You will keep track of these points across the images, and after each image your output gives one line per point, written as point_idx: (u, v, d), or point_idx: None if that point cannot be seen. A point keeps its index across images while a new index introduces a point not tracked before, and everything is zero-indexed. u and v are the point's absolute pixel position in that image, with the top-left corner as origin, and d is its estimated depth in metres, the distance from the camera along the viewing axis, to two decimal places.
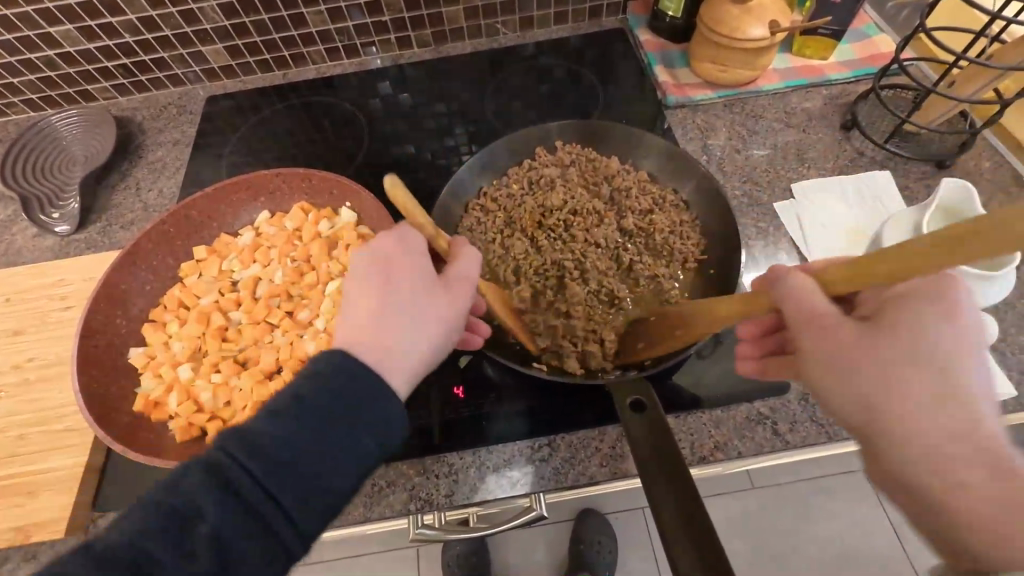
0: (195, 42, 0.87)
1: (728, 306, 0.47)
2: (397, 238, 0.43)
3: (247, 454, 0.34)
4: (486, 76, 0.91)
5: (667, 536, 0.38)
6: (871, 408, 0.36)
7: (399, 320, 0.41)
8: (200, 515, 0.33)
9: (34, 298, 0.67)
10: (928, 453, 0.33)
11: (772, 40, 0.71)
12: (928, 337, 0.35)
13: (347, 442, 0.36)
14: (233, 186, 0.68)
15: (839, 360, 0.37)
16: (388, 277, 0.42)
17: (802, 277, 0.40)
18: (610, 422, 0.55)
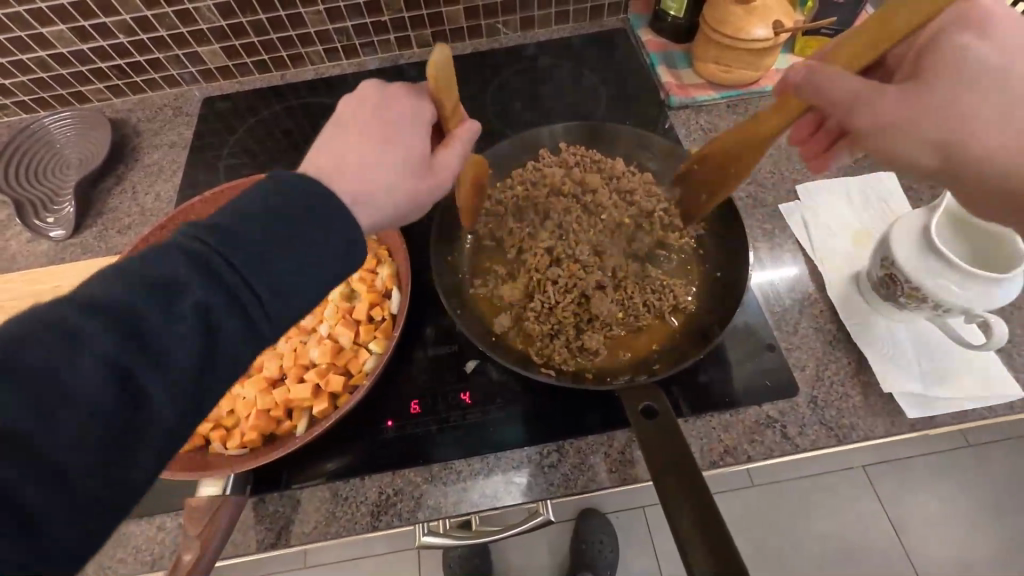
0: (191, 43, 0.85)
1: (767, 121, 0.52)
2: (412, 106, 0.46)
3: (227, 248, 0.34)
4: (487, 76, 0.90)
5: (684, 544, 0.38)
6: (947, 143, 0.41)
7: (378, 162, 0.42)
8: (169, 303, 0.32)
9: (29, 306, 0.66)
10: (1021, 155, 0.40)
11: (776, 41, 0.71)
12: (974, 59, 0.42)
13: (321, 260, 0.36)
14: (233, 189, 0.67)
15: (901, 107, 0.42)
16: (372, 121, 0.44)
17: (815, 68, 0.45)
18: (619, 427, 0.54)
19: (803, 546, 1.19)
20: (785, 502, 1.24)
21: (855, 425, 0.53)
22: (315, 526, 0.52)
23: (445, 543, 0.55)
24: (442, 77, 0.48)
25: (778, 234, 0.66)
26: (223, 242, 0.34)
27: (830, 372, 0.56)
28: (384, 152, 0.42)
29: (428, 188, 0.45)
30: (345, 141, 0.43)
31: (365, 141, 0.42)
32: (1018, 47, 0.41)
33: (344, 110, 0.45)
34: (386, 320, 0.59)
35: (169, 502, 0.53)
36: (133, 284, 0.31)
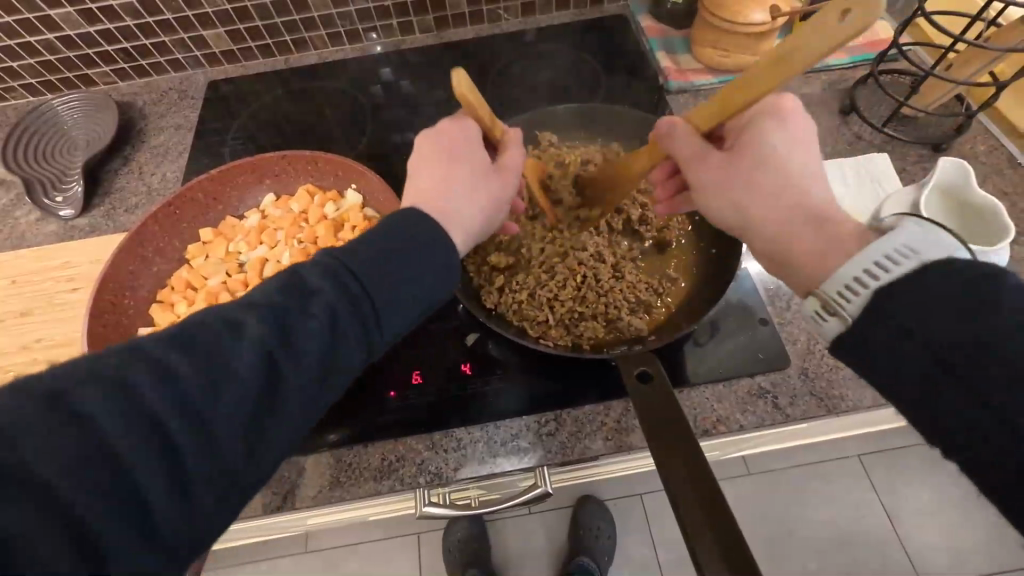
0: (196, 26, 0.86)
1: (639, 159, 0.54)
2: (458, 125, 0.47)
3: (346, 256, 0.38)
4: (488, 61, 0.91)
5: (675, 494, 0.40)
6: (741, 206, 0.45)
7: (454, 181, 0.45)
8: (304, 299, 0.35)
9: (39, 281, 0.67)
10: (785, 229, 0.42)
11: (772, 25, 0.73)
12: (772, 146, 0.44)
13: (427, 263, 0.40)
14: (238, 168, 0.68)
15: (716, 176, 0.46)
16: (442, 155, 0.46)
17: (677, 121, 0.47)
18: (615, 397, 0.56)
19: (800, 533, 1.21)
20: (780, 489, 1.26)
21: (844, 396, 0.55)
22: (320, 491, 0.54)
23: (445, 514, 0.57)
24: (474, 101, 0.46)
25: None
26: (315, 270, 0.37)
27: (821, 345, 0.58)
28: (456, 169, 0.46)
29: (500, 189, 0.48)
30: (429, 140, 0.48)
31: (435, 164, 0.46)
32: (806, 146, 0.44)
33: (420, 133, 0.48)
34: None
35: None
36: (296, 279, 0.36)
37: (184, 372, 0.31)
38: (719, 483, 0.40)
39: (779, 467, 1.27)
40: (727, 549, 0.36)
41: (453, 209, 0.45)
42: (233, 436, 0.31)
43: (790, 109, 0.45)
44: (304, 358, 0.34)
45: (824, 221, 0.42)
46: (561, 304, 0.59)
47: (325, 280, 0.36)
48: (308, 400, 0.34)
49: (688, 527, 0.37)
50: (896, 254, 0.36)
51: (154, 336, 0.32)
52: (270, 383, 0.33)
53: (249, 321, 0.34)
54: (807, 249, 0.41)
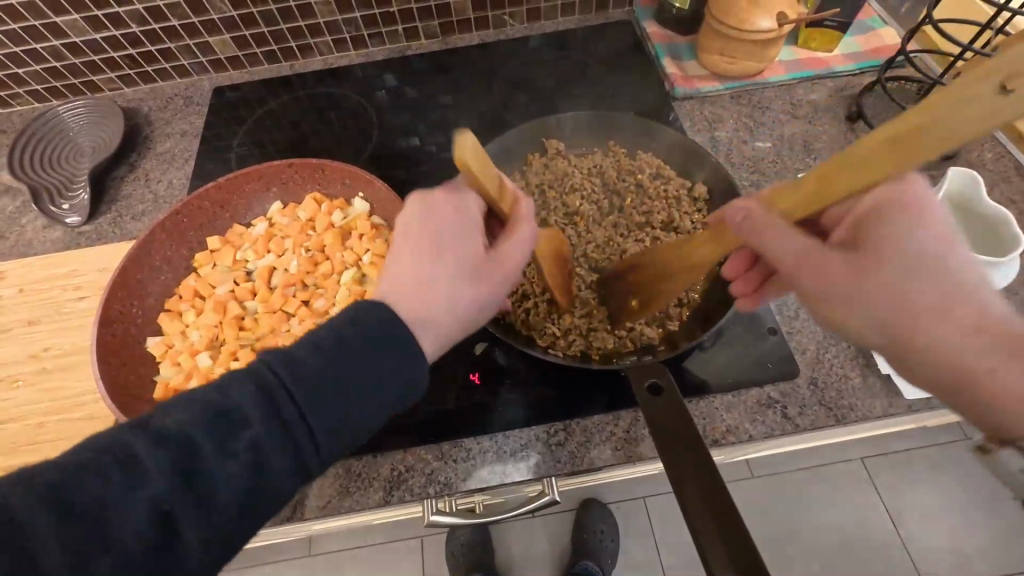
0: (202, 33, 0.86)
1: (699, 249, 0.50)
2: (456, 206, 0.43)
3: (286, 372, 0.35)
4: (494, 67, 0.91)
5: (687, 505, 0.40)
6: (890, 327, 0.42)
7: (435, 281, 0.41)
8: (227, 436, 0.33)
9: (47, 289, 0.67)
10: (952, 353, 0.40)
11: (779, 32, 0.73)
12: (913, 250, 0.42)
13: (372, 381, 0.37)
14: (246, 176, 0.68)
15: (851, 292, 0.42)
16: (427, 232, 0.42)
17: (757, 208, 0.44)
18: (624, 407, 0.56)
19: (804, 537, 1.21)
20: (784, 493, 1.25)
21: (854, 406, 0.54)
22: (329, 501, 0.53)
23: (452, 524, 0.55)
24: (481, 173, 0.42)
25: None
26: (242, 392, 0.34)
27: (830, 355, 0.58)
28: (444, 270, 0.42)
29: (486, 289, 0.44)
30: (419, 217, 0.43)
31: (420, 250, 0.42)
32: (945, 238, 0.42)
33: (405, 208, 0.44)
34: None
35: None
36: (223, 401, 0.33)
37: (113, 494, 0.29)
38: (729, 489, 0.40)
39: (783, 471, 1.27)
40: (739, 555, 0.36)
41: (439, 307, 0.41)
42: (137, 573, 0.29)
43: (920, 205, 0.43)
44: (219, 500, 0.32)
45: (1006, 327, 0.39)
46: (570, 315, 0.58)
47: (279, 386, 0.34)
48: (216, 547, 0.32)
49: (702, 539, 0.37)
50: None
51: (49, 475, 0.29)
52: (172, 534, 0.30)
53: (155, 460, 0.31)
54: (988, 381, 0.38)
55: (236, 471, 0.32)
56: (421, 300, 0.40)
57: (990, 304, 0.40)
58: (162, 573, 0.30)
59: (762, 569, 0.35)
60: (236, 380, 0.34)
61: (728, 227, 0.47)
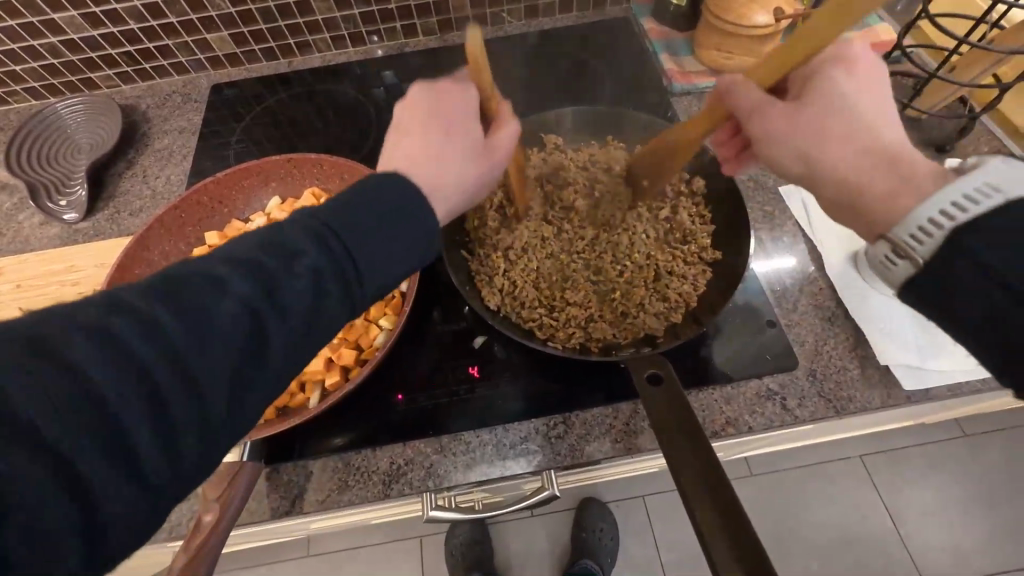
0: (200, 30, 0.86)
1: (698, 124, 0.53)
2: (459, 91, 0.46)
3: (306, 226, 0.35)
4: (492, 64, 0.92)
5: (687, 491, 0.40)
6: (807, 155, 0.41)
7: (446, 150, 0.43)
8: (256, 276, 0.32)
9: (44, 285, 0.67)
10: (855, 175, 0.38)
11: (776, 27, 0.74)
12: (841, 94, 0.41)
13: (395, 235, 0.36)
14: (244, 171, 0.68)
15: (783, 128, 0.42)
16: (432, 114, 0.44)
17: (738, 78, 0.45)
18: (623, 400, 0.56)
19: (803, 534, 1.21)
20: (784, 490, 1.25)
21: (853, 398, 0.55)
22: (328, 494, 0.53)
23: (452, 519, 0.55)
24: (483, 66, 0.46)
25: (778, 216, 0.67)
26: (267, 242, 0.34)
27: (828, 347, 0.58)
28: (449, 139, 0.44)
29: (489, 168, 0.46)
30: (406, 114, 0.45)
31: (432, 126, 0.44)
32: (874, 89, 0.41)
33: (406, 97, 0.46)
34: (395, 298, 0.61)
35: None
36: (248, 250, 0.33)
37: (148, 324, 0.29)
38: (731, 484, 0.39)
39: (783, 468, 1.27)
40: (742, 550, 0.36)
41: (450, 179, 0.43)
42: (175, 399, 0.29)
43: (857, 58, 0.42)
44: (254, 334, 0.31)
45: (901, 155, 0.38)
46: (569, 308, 0.58)
47: (303, 238, 0.34)
48: (257, 382, 0.32)
49: (702, 525, 0.38)
50: (984, 189, 0.32)
51: (81, 309, 0.29)
52: (212, 365, 0.30)
53: (188, 295, 0.30)
54: (876, 192, 0.38)
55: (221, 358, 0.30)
56: (430, 172, 0.42)
57: (895, 138, 0.39)
58: (208, 401, 0.30)
59: (764, 563, 0.35)
60: (257, 237, 0.34)
61: (718, 96, 0.48)
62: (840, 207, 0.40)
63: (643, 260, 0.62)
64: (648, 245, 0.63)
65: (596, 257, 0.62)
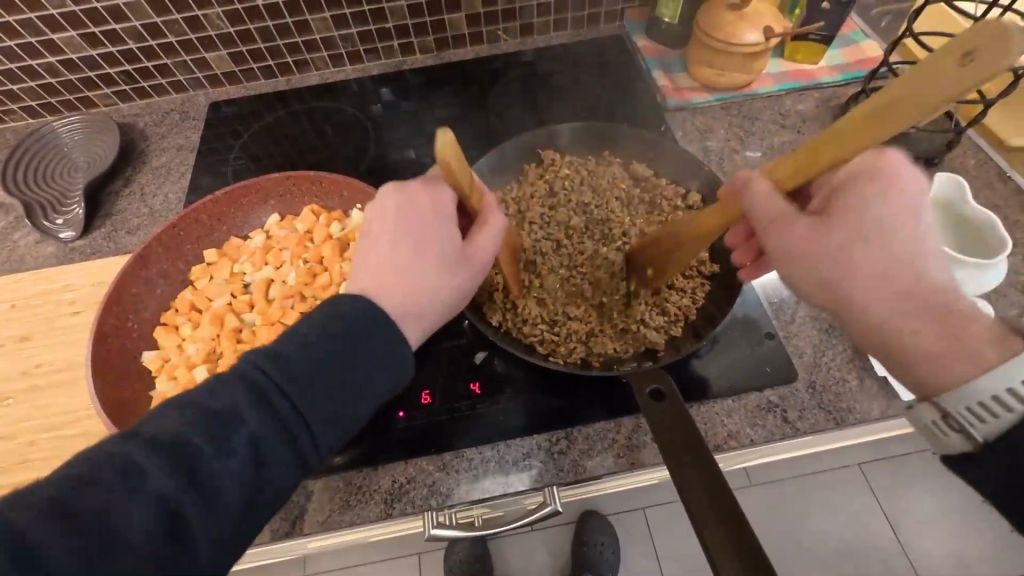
0: (198, 49, 0.87)
1: (708, 218, 0.50)
2: (432, 200, 0.43)
3: (274, 366, 0.35)
4: (489, 81, 0.93)
5: (693, 510, 0.39)
6: (831, 285, 0.41)
7: (417, 273, 0.42)
8: (225, 430, 0.33)
9: (40, 305, 0.66)
10: (896, 325, 0.39)
11: (766, 45, 0.76)
12: (875, 218, 0.39)
13: (363, 363, 0.38)
14: (243, 190, 0.68)
15: (817, 249, 0.41)
16: (406, 228, 0.42)
17: (755, 177, 0.44)
18: (626, 415, 0.56)
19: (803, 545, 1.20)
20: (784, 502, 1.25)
21: (852, 409, 0.55)
22: (329, 515, 0.53)
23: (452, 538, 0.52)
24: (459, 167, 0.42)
25: None
26: (236, 386, 0.35)
27: (827, 358, 0.58)
28: (419, 258, 0.42)
29: (465, 278, 0.45)
30: (376, 221, 0.44)
31: (400, 245, 0.42)
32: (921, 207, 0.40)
33: (381, 198, 0.44)
34: None
35: None
36: (220, 401, 0.34)
37: (115, 498, 0.29)
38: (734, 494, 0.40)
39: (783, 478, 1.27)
40: (747, 560, 0.36)
41: (422, 301, 0.42)
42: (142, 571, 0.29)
43: (893, 173, 0.41)
44: (224, 487, 0.32)
45: (944, 294, 0.38)
46: (569, 323, 0.58)
47: (271, 383, 0.35)
48: (232, 528, 0.32)
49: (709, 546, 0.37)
50: (1010, 395, 0.35)
51: (44, 495, 0.29)
52: (180, 531, 0.30)
53: (156, 465, 0.31)
54: (920, 346, 0.38)
55: (238, 465, 0.33)
56: (405, 289, 0.41)
57: (936, 271, 0.39)
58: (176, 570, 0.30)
59: None
60: (228, 383, 0.35)
61: (733, 194, 0.47)
62: (877, 351, 0.41)
63: (640, 277, 0.62)
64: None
65: (596, 273, 0.62)
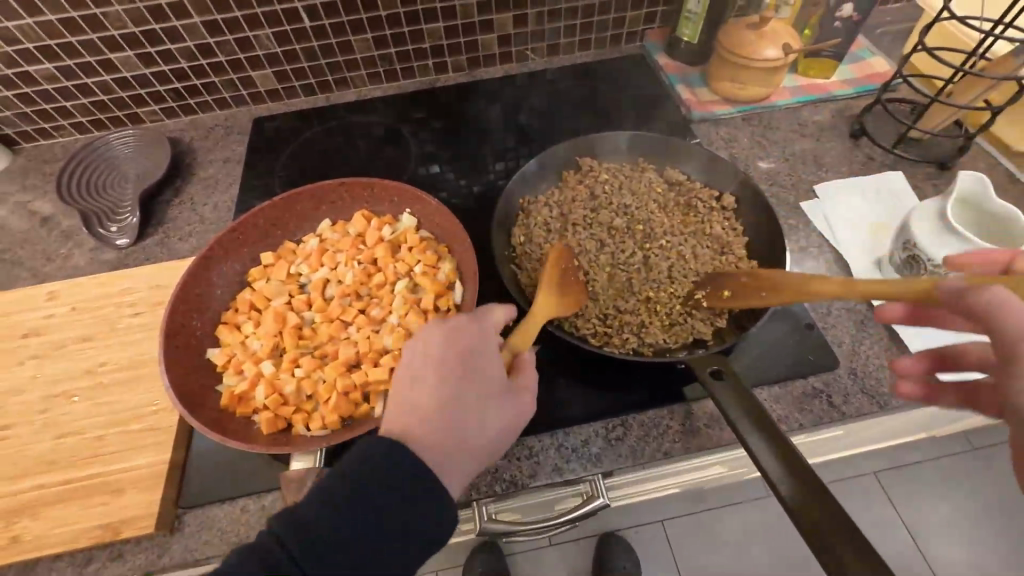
0: (245, 68, 0.92)
1: (824, 283, 0.50)
2: (476, 331, 0.48)
3: (351, 485, 0.39)
4: (519, 97, 0.98)
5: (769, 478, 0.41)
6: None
7: (463, 412, 0.44)
8: (309, 543, 0.36)
9: (100, 306, 0.68)
10: None
11: (785, 60, 0.81)
12: None
13: (426, 499, 0.40)
14: (299, 196, 0.71)
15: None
16: (451, 364, 0.46)
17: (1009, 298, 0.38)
18: (679, 402, 0.58)
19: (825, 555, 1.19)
20: None
21: (894, 393, 0.58)
22: None
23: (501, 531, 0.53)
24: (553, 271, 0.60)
25: (802, 228, 0.72)
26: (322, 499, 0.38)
27: (865, 347, 0.61)
28: (462, 397, 0.45)
29: (509, 414, 0.46)
30: (417, 358, 0.46)
31: (446, 380, 0.45)
32: None
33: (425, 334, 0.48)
34: (451, 311, 0.63)
35: (252, 485, 0.55)
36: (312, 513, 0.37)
37: None
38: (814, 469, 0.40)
39: None
40: (847, 536, 0.36)
41: (466, 442, 0.43)
42: None
43: None
44: None
45: None
46: (619, 315, 0.61)
47: (350, 504, 0.38)
48: None
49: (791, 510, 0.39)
50: None
51: None
52: None
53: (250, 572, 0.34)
54: None
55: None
56: (452, 433, 0.43)
57: None
58: None
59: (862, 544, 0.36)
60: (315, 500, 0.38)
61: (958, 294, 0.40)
62: None
63: (684, 272, 0.65)
64: (688, 257, 0.66)
65: (642, 270, 0.66)
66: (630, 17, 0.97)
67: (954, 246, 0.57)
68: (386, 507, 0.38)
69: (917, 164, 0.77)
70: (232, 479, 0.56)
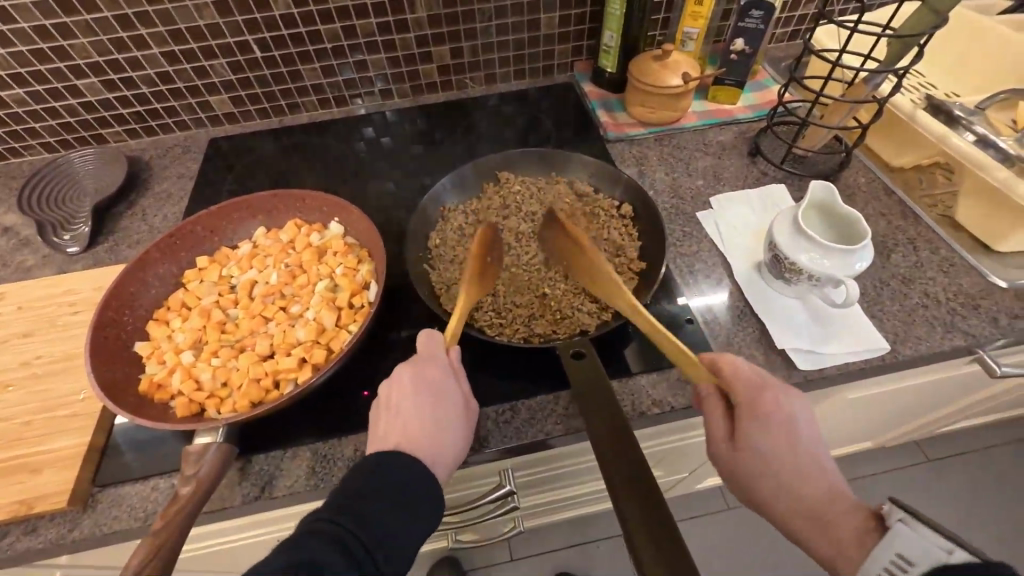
0: (204, 93, 1.00)
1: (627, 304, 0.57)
2: (431, 348, 0.56)
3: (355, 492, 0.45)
4: (458, 121, 1.07)
5: (601, 449, 0.48)
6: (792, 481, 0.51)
7: (439, 427, 0.52)
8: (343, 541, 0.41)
9: (44, 305, 0.74)
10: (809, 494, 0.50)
11: (686, 87, 0.91)
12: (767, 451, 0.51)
13: (421, 495, 0.47)
14: (235, 205, 0.78)
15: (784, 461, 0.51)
16: (420, 392, 0.53)
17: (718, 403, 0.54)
18: (563, 388, 0.63)
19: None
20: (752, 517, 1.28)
21: None
22: (297, 479, 0.58)
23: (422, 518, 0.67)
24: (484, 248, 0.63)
25: (695, 235, 0.80)
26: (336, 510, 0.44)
27: (737, 337, 0.67)
28: (436, 411, 0.52)
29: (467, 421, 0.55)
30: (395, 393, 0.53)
31: (419, 406, 0.52)
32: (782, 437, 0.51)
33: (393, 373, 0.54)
34: (363, 307, 0.69)
35: (165, 465, 0.59)
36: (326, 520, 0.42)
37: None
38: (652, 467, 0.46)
39: None
40: (643, 505, 0.43)
41: (446, 448, 0.51)
42: None
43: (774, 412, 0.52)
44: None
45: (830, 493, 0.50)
46: (516, 310, 0.68)
47: (357, 505, 0.44)
48: None
49: (610, 475, 0.46)
50: (900, 561, 0.42)
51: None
52: None
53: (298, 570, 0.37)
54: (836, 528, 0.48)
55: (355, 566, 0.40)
56: (435, 446, 0.51)
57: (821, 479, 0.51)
58: None
59: (658, 503, 0.44)
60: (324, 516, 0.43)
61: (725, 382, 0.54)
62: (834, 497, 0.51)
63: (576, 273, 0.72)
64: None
65: (539, 270, 0.72)
66: (559, 51, 1.07)
67: (805, 248, 0.64)
68: (391, 506, 0.45)
69: (803, 179, 0.86)
70: (147, 460, 0.60)
